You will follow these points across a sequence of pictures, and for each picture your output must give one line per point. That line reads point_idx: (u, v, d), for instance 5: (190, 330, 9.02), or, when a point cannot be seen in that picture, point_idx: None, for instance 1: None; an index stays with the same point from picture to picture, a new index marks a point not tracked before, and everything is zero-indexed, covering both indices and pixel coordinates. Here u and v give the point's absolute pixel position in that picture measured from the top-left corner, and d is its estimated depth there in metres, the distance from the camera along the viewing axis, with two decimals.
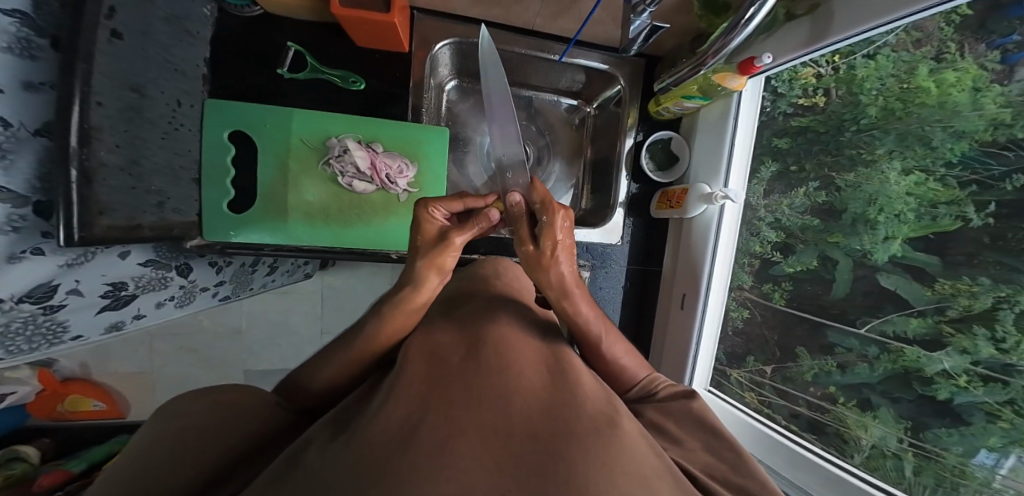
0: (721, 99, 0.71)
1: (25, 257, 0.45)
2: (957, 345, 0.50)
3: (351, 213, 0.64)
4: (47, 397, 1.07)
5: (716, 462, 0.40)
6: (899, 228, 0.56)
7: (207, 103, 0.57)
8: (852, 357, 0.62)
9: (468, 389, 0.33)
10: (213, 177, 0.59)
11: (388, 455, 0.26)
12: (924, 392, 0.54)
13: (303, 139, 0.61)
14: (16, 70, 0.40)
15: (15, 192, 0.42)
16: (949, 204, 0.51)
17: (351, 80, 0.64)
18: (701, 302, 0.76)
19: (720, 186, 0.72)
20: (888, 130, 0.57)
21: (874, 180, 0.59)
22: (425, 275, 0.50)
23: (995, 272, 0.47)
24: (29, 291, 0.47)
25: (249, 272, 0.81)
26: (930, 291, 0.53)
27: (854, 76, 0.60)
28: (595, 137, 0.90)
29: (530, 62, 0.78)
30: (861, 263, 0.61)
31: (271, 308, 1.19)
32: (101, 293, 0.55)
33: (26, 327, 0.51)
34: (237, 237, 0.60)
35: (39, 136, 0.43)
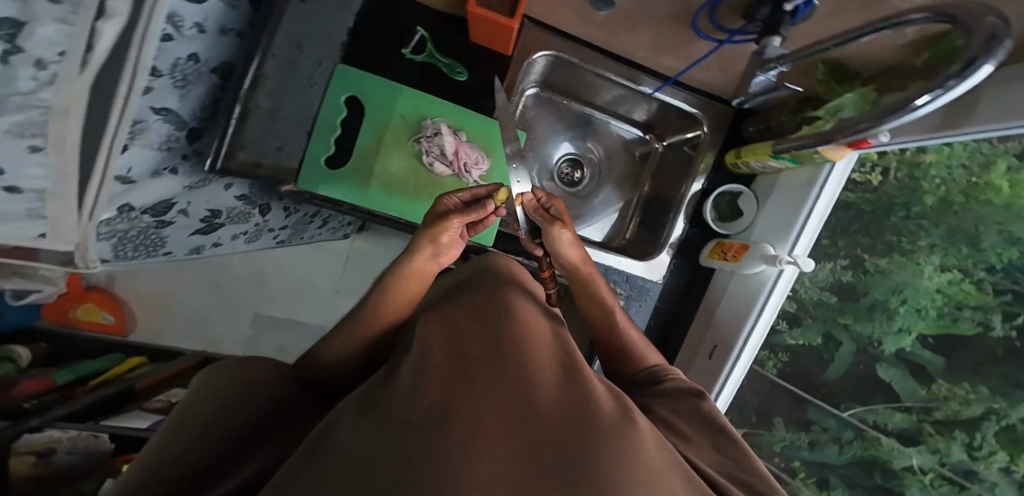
0: (812, 167, 0.70)
1: (163, 174, 0.52)
2: (932, 444, 0.66)
3: (424, 191, 0.67)
4: (70, 299, 1.16)
5: (722, 457, 0.39)
6: (916, 322, 0.68)
7: (337, 67, 0.62)
8: (824, 436, 0.78)
9: (485, 367, 0.29)
10: (323, 132, 0.61)
11: (424, 433, 0.20)
12: (883, 482, 0.72)
13: (403, 115, 0.65)
14: (220, 16, 0.45)
15: (180, 117, 0.48)
16: (976, 309, 0.63)
17: (456, 70, 0.69)
18: (734, 356, 0.74)
19: (786, 251, 0.71)
20: (938, 222, 0.68)
21: (907, 269, 0.70)
22: (420, 248, 0.52)
23: (996, 383, 0.61)
24: (154, 203, 0.56)
25: (306, 223, 0.85)
26: (924, 390, 0.67)
27: (919, 162, 0.68)
28: (657, 172, 0.93)
29: (614, 87, 0.82)
30: (863, 349, 0.75)
31: (300, 260, 1.26)
32: (200, 218, 0.64)
33: (138, 236, 0.63)
34: (324, 190, 0.62)
35: (213, 73, 0.48)
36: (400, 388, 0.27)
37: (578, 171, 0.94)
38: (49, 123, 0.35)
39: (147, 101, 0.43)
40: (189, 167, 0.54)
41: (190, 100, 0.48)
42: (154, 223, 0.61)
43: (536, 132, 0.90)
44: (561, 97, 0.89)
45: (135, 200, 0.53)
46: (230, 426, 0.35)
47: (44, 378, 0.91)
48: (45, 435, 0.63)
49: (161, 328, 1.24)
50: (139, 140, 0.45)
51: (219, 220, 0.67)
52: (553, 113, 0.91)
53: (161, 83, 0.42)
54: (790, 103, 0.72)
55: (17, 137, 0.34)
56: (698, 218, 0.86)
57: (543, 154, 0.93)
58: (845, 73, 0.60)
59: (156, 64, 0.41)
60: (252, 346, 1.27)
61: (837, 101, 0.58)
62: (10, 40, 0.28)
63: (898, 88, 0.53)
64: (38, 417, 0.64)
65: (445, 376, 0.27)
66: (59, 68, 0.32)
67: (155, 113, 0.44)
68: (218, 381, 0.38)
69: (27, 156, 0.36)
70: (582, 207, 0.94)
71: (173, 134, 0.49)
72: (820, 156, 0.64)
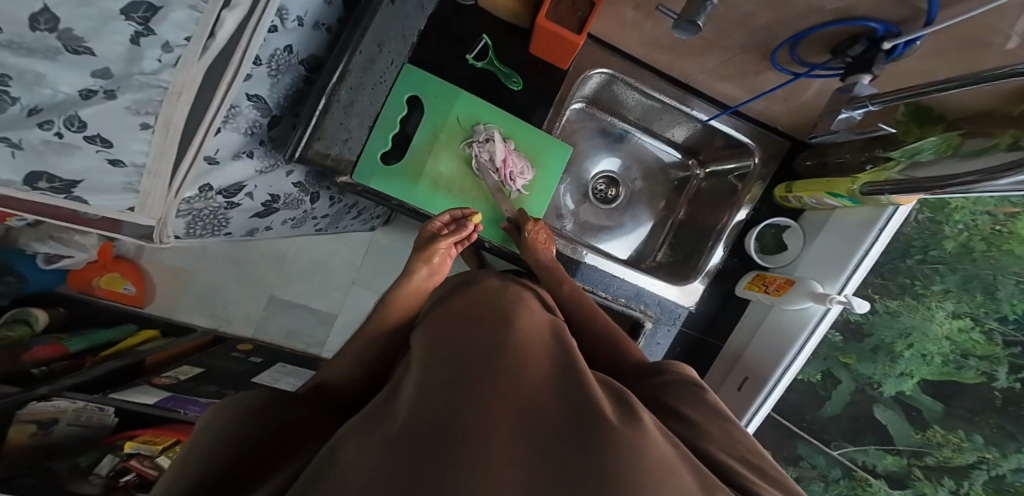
0: (873, 207, 0.68)
1: (242, 157, 0.56)
2: (920, 487, 0.75)
3: (469, 195, 0.70)
4: (95, 267, 1.19)
5: (735, 444, 0.37)
6: (919, 367, 0.74)
7: (404, 66, 0.63)
8: (812, 472, 0.84)
9: (480, 381, 0.29)
10: (381, 129, 0.63)
11: (422, 450, 0.21)
12: None
13: (458, 119, 0.67)
14: (317, 11, 0.52)
15: (264, 102, 0.53)
16: (981, 359, 0.70)
17: (512, 80, 0.70)
18: (767, 393, 0.73)
19: (836, 291, 0.69)
20: (955, 268, 0.72)
21: (918, 313, 0.73)
22: (415, 265, 0.63)
23: (990, 432, 0.70)
24: (230, 184, 0.58)
25: (343, 214, 0.87)
26: (918, 434, 0.75)
27: (946, 204, 0.70)
28: (694, 200, 0.94)
29: (669, 111, 0.83)
30: (861, 389, 0.81)
31: (321, 248, 1.28)
32: (262, 201, 0.67)
33: (205, 218, 0.63)
34: (375, 183, 0.63)
35: (301, 64, 0.55)
36: (403, 404, 0.28)
37: (613, 188, 0.96)
38: (161, 102, 0.41)
39: (245, 88, 0.48)
40: (263, 152, 0.59)
41: (278, 89, 0.54)
42: (224, 204, 0.62)
43: (577, 146, 0.92)
44: (604, 113, 0.91)
45: (218, 180, 0.56)
46: (236, 442, 0.34)
47: (55, 346, 0.95)
48: (49, 405, 0.71)
49: (177, 303, 1.26)
50: (231, 123, 0.50)
51: (277, 205, 0.70)
52: (595, 129, 0.93)
53: (259, 71, 0.49)
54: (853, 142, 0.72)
55: (131, 113, 0.41)
56: (740, 248, 0.87)
57: (580, 168, 0.94)
58: (924, 115, 0.60)
59: (260, 54, 0.47)
60: (263, 329, 1.28)
61: (917, 144, 0.58)
62: (143, 24, 0.34)
63: (983, 134, 0.54)
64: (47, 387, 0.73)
65: (446, 388, 0.28)
66: (181, 52, 0.38)
67: (248, 99, 0.50)
68: (232, 412, 0.38)
69: (137, 131, 0.43)
70: (614, 224, 0.95)
71: (258, 121, 0.54)
72: (888, 201, 0.63)
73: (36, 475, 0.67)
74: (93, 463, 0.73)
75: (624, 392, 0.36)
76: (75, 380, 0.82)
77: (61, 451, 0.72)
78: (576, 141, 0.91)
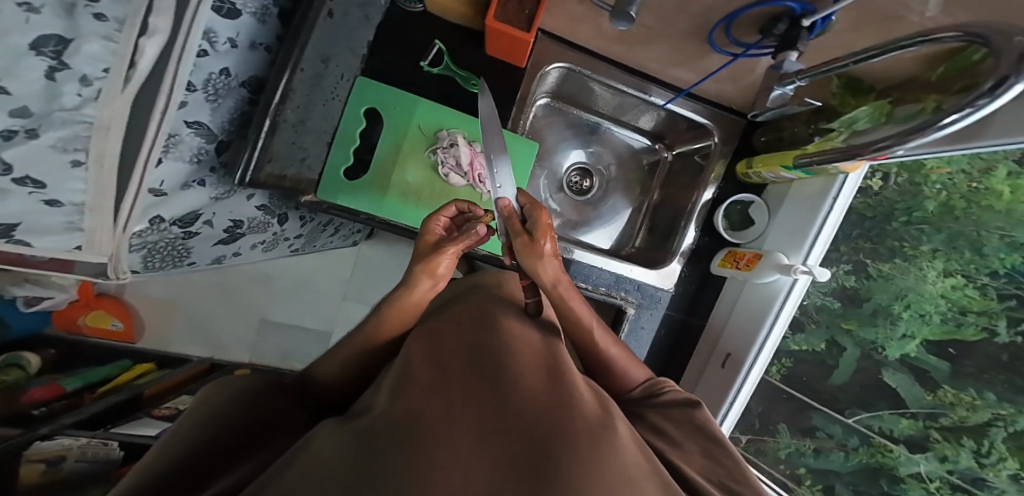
0: (824, 177, 0.70)
1: (192, 186, 0.57)
2: (939, 450, 0.67)
3: (442, 202, 0.68)
4: (78, 306, 1.17)
5: (713, 466, 0.39)
6: (920, 327, 0.69)
7: (357, 78, 0.63)
8: (829, 442, 0.79)
9: (460, 388, 0.31)
10: (341, 144, 0.63)
11: (388, 441, 0.24)
12: (889, 487, 0.73)
13: (420, 127, 0.66)
14: (252, 31, 0.53)
15: (209, 130, 0.54)
16: (980, 315, 0.64)
17: (471, 82, 0.69)
18: (746, 367, 0.74)
19: (800, 260, 0.71)
20: (940, 227, 0.69)
21: (909, 275, 0.71)
22: (418, 278, 0.56)
23: (1000, 389, 0.62)
24: (184, 214, 0.61)
25: (320, 230, 0.88)
26: (929, 396, 0.68)
27: (921, 167, 0.68)
28: (666, 181, 0.95)
29: (629, 98, 0.83)
30: (866, 354, 0.75)
31: (306, 267, 1.27)
32: (224, 228, 0.70)
33: (167, 248, 0.68)
34: (342, 201, 0.64)
35: (244, 86, 0.55)
36: (382, 405, 0.31)
37: (587, 180, 0.96)
38: (89, 137, 0.41)
39: (182, 115, 0.49)
40: (215, 180, 0.60)
41: (219, 114, 0.54)
42: (182, 234, 0.66)
43: (547, 142, 0.92)
44: (570, 107, 0.91)
45: (167, 211, 0.59)
46: (200, 435, 0.34)
47: (52, 384, 0.93)
48: (53, 443, 0.62)
49: (168, 333, 1.25)
50: (173, 153, 0.51)
51: (241, 230, 0.73)
52: (564, 123, 0.93)
53: (196, 96, 0.49)
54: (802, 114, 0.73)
55: (59, 151, 0.40)
56: (709, 227, 0.87)
57: (553, 163, 0.94)
58: (858, 85, 0.62)
59: (192, 79, 0.47)
60: (259, 351, 1.28)
61: (851, 114, 0.61)
62: (57, 58, 0.33)
63: (910, 101, 0.56)
64: (49, 427, 0.66)
65: (422, 392, 0.31)
66: (101, 84, 0.38)
67: (187, 126, 0.50)
68: (214, 404, 0.39)
69: (69, 170, 0.42)
70: (591, 215, 0.95)
71: (204, 147, 0.55)
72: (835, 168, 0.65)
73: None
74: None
75: (607, 403, 0.38)
76: (74, 417, 0.80)
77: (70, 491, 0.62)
78: (545, 137, 0.92)
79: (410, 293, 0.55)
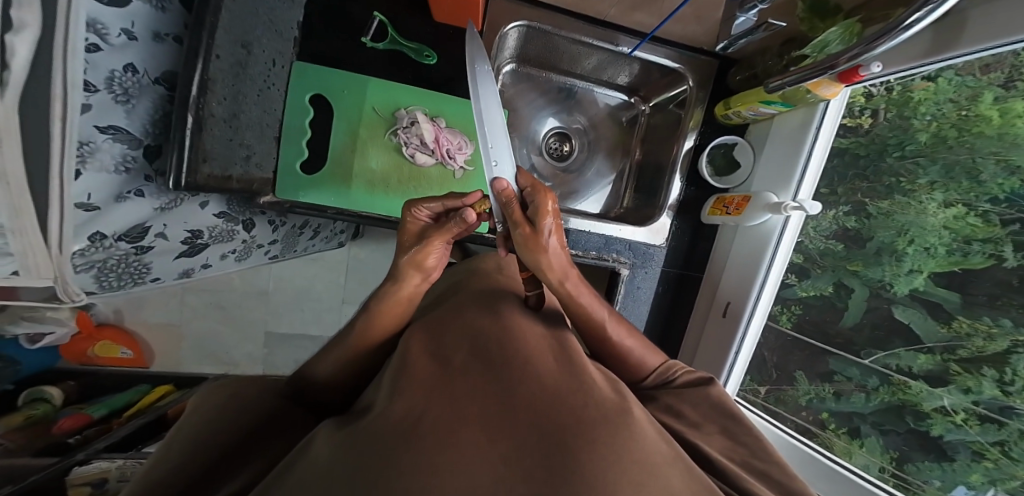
0: (805, 107, 0.67)
1: (129, 196, 0.58)
2: (961, 383, 0.58)
3: (409, 185, 0.66)
4: (81, 340, 1.14)
5: (733, 446, 0.40)
6: (926, 261, 0.62)
7: (294, 64, 0.60)
8: (851, 386, 0.71)
9: (463, 387, 0.32)
10: (292, 137, 0.62)
11: (388, 449, 0.25)
12: (917, 426, 0.63)
13: (374, 108, 0.64)
14: (149, 21, 0.53)
15: (131, 134, 0.54)
16: (985, 242, 0.56)
17: (425, 54, 0.66)
18: (747, 314, 0.73)
19: (790, 197, 0.68)
20: (934, 158, 0.63)
21: (911, 210, 0.65)
22: (406, 273, 0.49)
23: (1015, 314, 0.53)
24: (129, 227, 0.62)
25: (297, 235, 0.92)
26: (945, 329, 0.60)
27: (909, 99, 0.65)
28: (646, 137, 0.92)
29: (594, 51, 0.78)
30: (876, 293, 0.69)
31: (300, 274, 1.26)
32: (181, 239, 0.71)
33: (119, 265, 0.68)
34: (305, 198, 0.63)
35: (158, 84, 0.56)
36: (383, 400, 0.33)
37: (567, 144, 0.93)
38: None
39: (91, 121, 0.50)
40: (156, 189, 0.60)
41: (138, 118, 0.54)
42: (132, 249, 0.67)
43: (519, 111, 0.89)
44: (538, 70, 0.87)
45: (109, 227, 0.60)
46: (198, 450, 0.34)
47: (79, 415, 0.95)
48: (94, 466, 0.71)
49: (179, 355, 1.25)
50: (92, 163, 0.52)
51: (202, 240, 0.73)
52: (535, 88, 0.89)
53: (101, 99, 0.50)
54: (774, 46, 0.69)
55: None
56: (695, 176, 0.83)
57: (529, 132, 0.90)
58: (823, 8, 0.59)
59: (90, 80, 0.48)
60: (270, 364, 1.30)
61: (821, 37, 0.56)
62: None
63: (881, 19, 0.53)
64: (82, 453, 0.74)
65: (423, 389, 0.32)
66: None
67: (101, 132, 0.51)
68: (205, 408, 0.39)
69: None
70: (576, 182, 0.92)
71: (129, 155, 0.55)
72: (813, 95, 0.61)
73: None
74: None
75: (616, 382, 0.39)
76: (106, 441, 0.81)
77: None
78: (518, 105, 0.88)
79: (400, 287, 0.49)
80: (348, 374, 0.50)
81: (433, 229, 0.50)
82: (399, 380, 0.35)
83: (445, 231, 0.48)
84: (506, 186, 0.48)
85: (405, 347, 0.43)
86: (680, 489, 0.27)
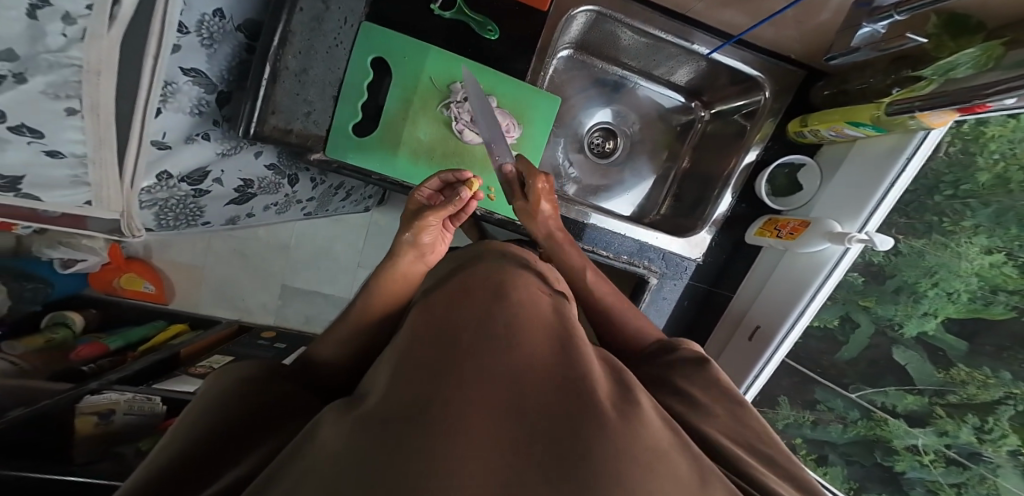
0: (899, 134, 0.61)
1: (196, 139, 0.63)
2: (941, 426, 0.68)
3: (453, 160, 0.66)
4: (112, 269, 1.20)
5: (739, 428, 0.38)
6: (945, 306, 0.66)
7: (362, 23, 0.59)
8: (830, 416, 0.80)
9: (473, 365, 0.31)
10: (349, 98, 0.60)
11: (398, 431, 0.24)
12: (883, 460, 0.75)
13: (432, 79, 0.63)
14: None
15: (209, 78, 0.58)
16: (1013, 293, 0.61)
17: (487, 28, 0.64)
18: (778, 341, 0.70)
19: (856, 230, 0.64)
20: (988, 201, 0.64)
21: (945, 253, 0.66)
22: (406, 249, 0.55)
23: (1017, 369, 0.61)
24: (191, 170, 0.67)
25: (331, 195, 0.94)
26: (941, 373, 0.67)
27: (980, 134, 0.63)
28: (699, 144, 0.89)
29: (666, 47, 0.75)
30: (881, 331, 0.74)
31: (322, 232, 1.29)
32: (234, 186, 0.76)
33: (175, 206, 0.74)
34: (353, 160, 0.62)
35: (239, 31, 0.59)
36: (386, 385, 0.31)
37: (610, 141, 0.91)
38: (78, 82, 0.45)
39: (177, 61, 0.53)
40: (219, 135, 0.64)
41: (217, 63, 0.58)
42: (192, 192, 0.72)
43: (568, 99, 0.87)
44: (594, 58, 0.84)
45: (174, 168, 0.65)
46: (212, 430, 0.34)
47: (97, 343, 1.00)
48: (105, 397, 0.75)
49: (199, 298, 1.28)
50: (171, 103, 0.56)
51: (252, 190, 0.78)
52: (589, 77, 0.86)
53: (190, 41, 0.53)
54: (880, 63, 0.65)
55: (51, 98, 0.45)
56: (749, 193, 0.81)
57: (573, 122, 0.89)
58: (965, 25, 0.52)
59: (183, 22, 0.51)
60: (282, 317, 1.32)
61: (950, 58, 0.50)
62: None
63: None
64: (97, 382, 0.78)
65: (430, 371, 0.31)
66: (85, 23, 0.41)
67: (184, 74, 0.54)
68: (213, 395, 0.39)
69: (65, 118, 0.48)
70: (612, 180, 0.91)
71: (203, 98, 0.59)
72: (916, 122, 0.56)
73: (107, 459, 0.70)
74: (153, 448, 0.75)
75: (620, 370, 0.38)
76: (119, 373, 0.85)
77: (126, 439, 0.76)
78: (567, 93, 0.86)
79: (395, 265, 0.56)
80: (350, 357, 0.50)
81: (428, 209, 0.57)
82: (403, 366, 0.33)
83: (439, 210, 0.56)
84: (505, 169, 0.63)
85: (409, 329, 0.41)
86: (688, 480, 0.26)
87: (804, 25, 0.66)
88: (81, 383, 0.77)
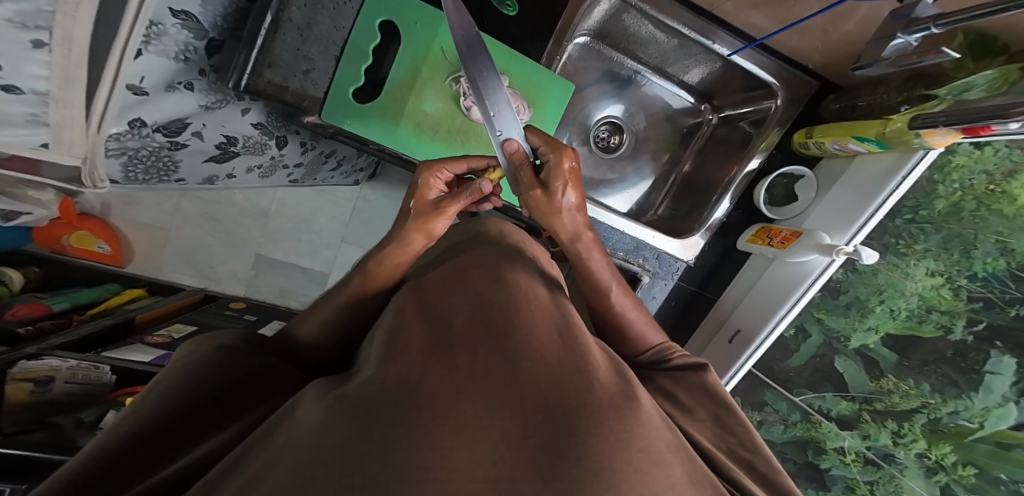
0: (900, 151, 0.62)
1: (178, 87, 0.60)
2: (865, 429, 0.76)
3: (458, 137, 0.63)
4: (60, 226, 1.07)
5: (723, 433, 0.39)
6: (886, 322, 0.72)
7: None
8: (773, 417, 0.87)
9: (465, 354, 0.29)
10: (353, 58, 0.56)
11: (380, 419, 0.21)
12: (813, 459, 0.82)
13: (443, 49, 0.60)
14: None
15: (199, 23, 0.54)
16: (943, 313, 0.67)
17: (506, 4, 0.62)
18: (756, 344, 0.73)
19: (844, 243, 0.66)
20: (940, 227, 0.68)
21: (896, 272, 0.71)
22: (411, 238, 0.48)
23: (935, 381, 0.68)
24: (170, 120, 0.65)
25: (320, 163, 0.89)
26: (873, 382, 0.74)
27: (947, 161, 0.65)
28: (704, 149, 0.89)
29: (688, 45, 0.75)
30: (829, 342, 0.79)
31: (306, 203, 1.23)
32: (216, 142, 0.73)
33: (149, 158, 0.74)
34: (351, 127, 0.58)
35: None
36: (374, 366, 0.29)
37: (616, 136, 0.91)
38: (54, 12, 0.43)
39: (167, 2, 0.49)
40: (203, 84, 0.61)
41: (211, 9, 0.55)
42: (167, 143, 0.71)
43: (580, 89, 0.85)
44: (609, 49, 0.82)
45: (150, 116, 0.63)
46: (177, 405, 0.30)
47: (35, 303, 0.91)
48: (43, 363, 0.66)
49: (160, 262, 1.19)
50: (155, 45, 0.52)
51: (235, 148, 0.75)
52: (603, 66, 0.84)
53: None
54: (895, 80, 0.67)
55: (18, 27, 0.42)
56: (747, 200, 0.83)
57: (582, 112, 0.87)
58: (992, 45, 0.54)
59: None
60: (253, 287, 1.24)
61: (969, 79, 0.53)
62: None
63: None
64: (33, 347, 0.70)
65: (421, 356, 0.29)
66: None
67: (173, 16, 0.51)
68: (185, 361, 0.35)
69: (29, 50, 0.45)
70: (614, 175, 0.90)
71: (191, 44, 0.56)
72: (919, 142, 0.57)
73: (45, 428, 0.63)
74: (98, 418, 0.68)
75: (617, 361, 0.37)
76: (64, 339, 0.77)
77: (65, 409, 0.69)
78: (580, 83, 0.84)
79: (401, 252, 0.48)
80: (333, 333, 0.46)
81: (447, 198, 0.49)
82: (393, 347, 0.31)
83: (457, 200, 0.48)
84: (517, 147, 0.49)
85: (398, 314, 0.39)
86: (681, 481, 0.26)
87: (829, 37, 0.67)
88: (16, 348, 0.69)
